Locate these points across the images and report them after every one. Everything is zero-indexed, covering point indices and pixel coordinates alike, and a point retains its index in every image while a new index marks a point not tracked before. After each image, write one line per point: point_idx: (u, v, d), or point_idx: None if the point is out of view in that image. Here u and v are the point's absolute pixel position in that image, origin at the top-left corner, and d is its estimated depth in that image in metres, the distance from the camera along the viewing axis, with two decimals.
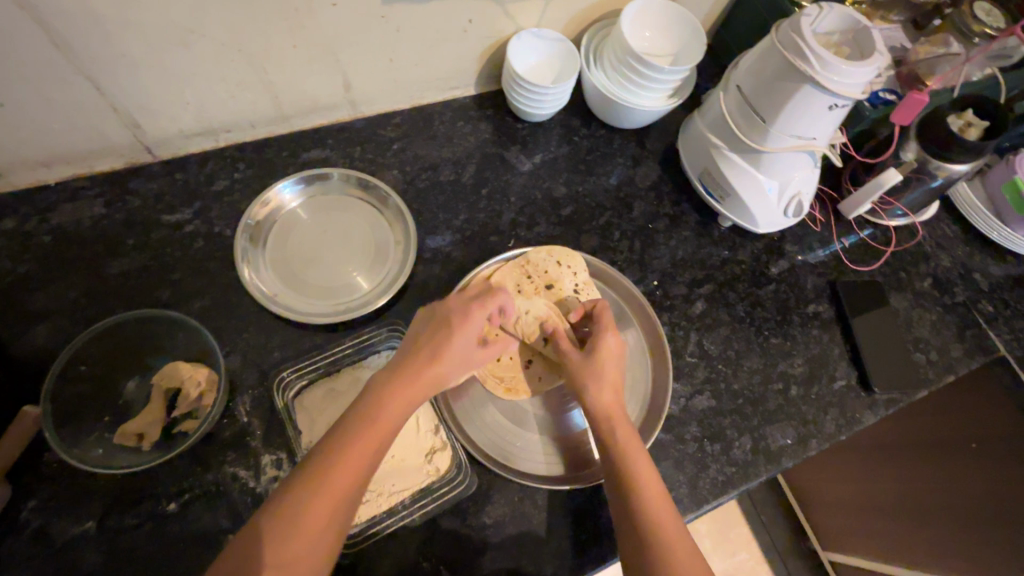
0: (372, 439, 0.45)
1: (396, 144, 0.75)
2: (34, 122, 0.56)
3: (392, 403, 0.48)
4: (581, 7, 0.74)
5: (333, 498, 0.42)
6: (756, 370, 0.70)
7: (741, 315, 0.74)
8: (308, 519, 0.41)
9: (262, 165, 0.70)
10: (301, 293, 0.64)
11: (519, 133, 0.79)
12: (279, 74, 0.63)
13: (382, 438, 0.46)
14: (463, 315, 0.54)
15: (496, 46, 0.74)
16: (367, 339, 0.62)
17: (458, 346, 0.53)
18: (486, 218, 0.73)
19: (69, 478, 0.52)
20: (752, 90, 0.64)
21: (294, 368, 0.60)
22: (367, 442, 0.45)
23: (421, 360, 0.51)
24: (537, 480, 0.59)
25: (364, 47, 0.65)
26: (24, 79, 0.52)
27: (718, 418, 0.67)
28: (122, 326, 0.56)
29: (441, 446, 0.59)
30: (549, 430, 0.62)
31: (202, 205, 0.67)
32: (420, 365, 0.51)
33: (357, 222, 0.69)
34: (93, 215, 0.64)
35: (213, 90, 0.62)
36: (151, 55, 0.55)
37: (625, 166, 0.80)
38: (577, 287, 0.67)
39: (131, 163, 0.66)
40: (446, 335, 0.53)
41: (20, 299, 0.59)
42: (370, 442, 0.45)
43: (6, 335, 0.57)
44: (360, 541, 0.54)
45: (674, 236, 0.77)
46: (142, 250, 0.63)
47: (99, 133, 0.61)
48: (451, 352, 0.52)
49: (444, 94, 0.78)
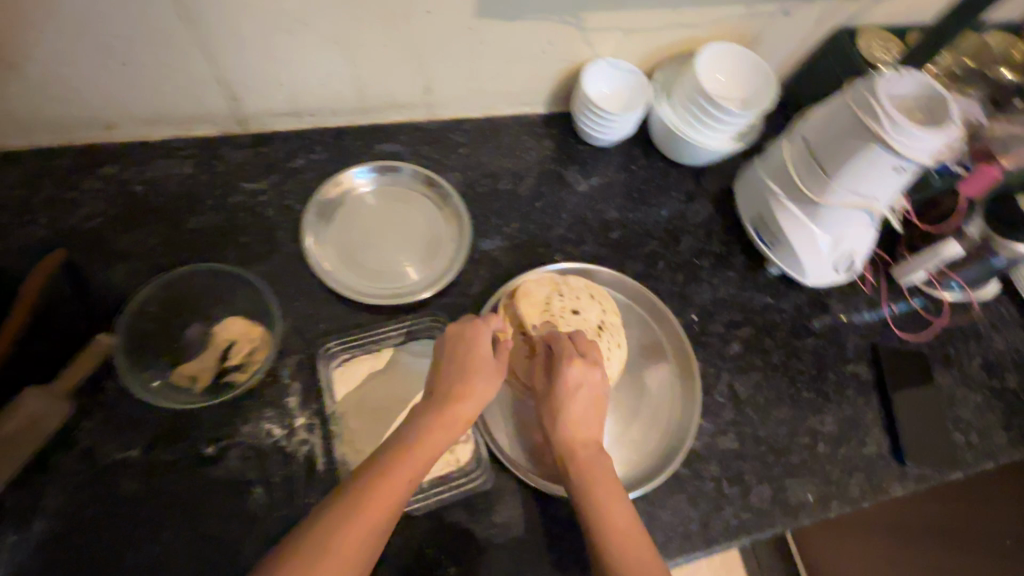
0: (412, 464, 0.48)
1: (463, 148, 0.79)
2: (150, 82, 0.62)
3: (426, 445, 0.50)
4: (659, 42, 0.76)
5: (378, 515, 0.45)
6: (784, 421, 0.69)
7: (777, 363, 0.73)
8: (357, 534, 0.44)
9: (336, 149, 0.75)
10: (354, 272, 0.67)
11: (580, 155, 0.82)
12: (369, 69, 0.68)
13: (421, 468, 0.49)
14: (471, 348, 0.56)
15: (572, 69, 0.77)
16: (409, 325, 0.65)
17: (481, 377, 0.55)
18: (537, 229, 0.75)
19: (122, 407, 0.56)
20: (817, 143, 0.65)
21: (338, 340, 0.63)
22: (407, 470, 0.48)
23: (454, 392, 0.53)
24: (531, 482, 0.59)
25: (451, 54, 0.69)
26: (150, 44, 0.58)
27: (737, 461, 0.66)
28: (192, 277, 0.63)
29: (462, 439, 0.60)
30: None
31: (278, 178, 0.72)
32: (456, 399, 0.53)
33: (415, 216, 0.73)
34: (183, 172, 0.69)
35: (307, 75, 0.67)
36: (260, 37, 0.60)
37: (679, 201, 0.82)
38: (604, 320, 0.68)
39: (222, 131, 0.72)
40: (482, 365, 0.55)
41: (106, 238, 0.64)
42: (409, 470, 0.48)
43: (89, 268, 0.62)
44: None
45: (718, 275, 0.77)
46: (219, 210, 0.68)
47: (202, 101, 0.67)
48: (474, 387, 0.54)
49: (514, 108, 0.82)
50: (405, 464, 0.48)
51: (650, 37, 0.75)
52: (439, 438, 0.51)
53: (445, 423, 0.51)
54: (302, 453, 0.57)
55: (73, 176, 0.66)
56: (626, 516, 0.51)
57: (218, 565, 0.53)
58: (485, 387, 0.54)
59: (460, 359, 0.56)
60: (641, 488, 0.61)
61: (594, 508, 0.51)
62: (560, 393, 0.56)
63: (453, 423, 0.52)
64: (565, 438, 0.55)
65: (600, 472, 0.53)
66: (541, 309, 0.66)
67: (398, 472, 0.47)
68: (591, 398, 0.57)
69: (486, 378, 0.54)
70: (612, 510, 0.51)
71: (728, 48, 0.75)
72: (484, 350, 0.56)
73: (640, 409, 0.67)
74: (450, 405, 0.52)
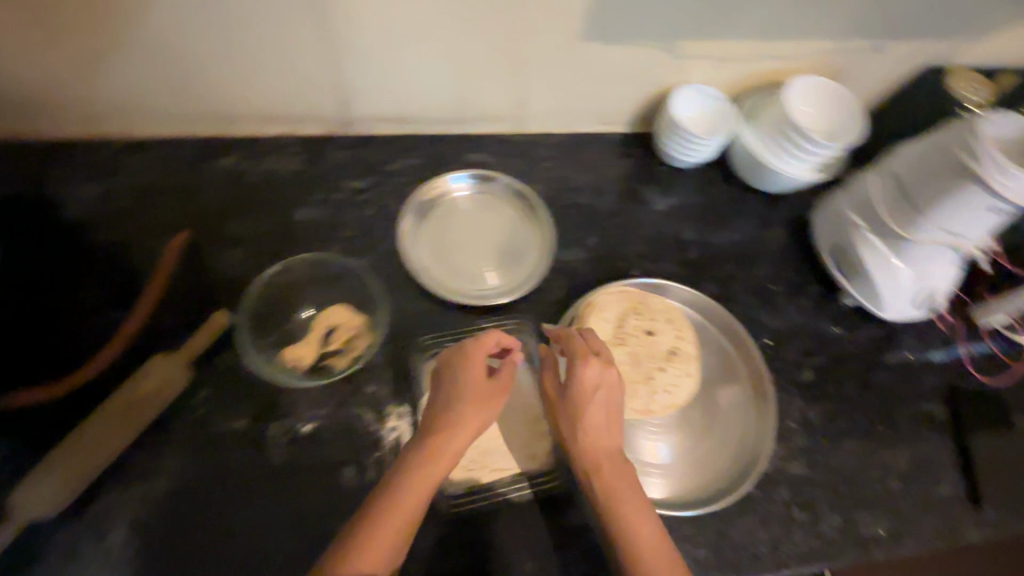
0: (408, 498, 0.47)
1: (548, 162, 0.82)
2: (277, 81, 0.68)
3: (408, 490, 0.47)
4: (748, 71, 0.78)
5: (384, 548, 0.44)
6: (856, 453, 0.69)
7: (850, 395, 0.73)
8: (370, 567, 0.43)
9: (431, 155, 0.79)
10: (443, 273, 0.71)
11: (659, 176, 0.84)
12: (471, 81, 0.72)
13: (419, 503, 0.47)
14: (459, 375, 0.55)
15: (660, 93, 0.80)
16: (495, 326, 0.68)
17: (464, 409, 0.53)
18: (616, 244, 0.77)
19: (231, 381, 0.60)
20: (909, 179, 0.65)
21: (430, 335, 0.66)
22: (408, 505, 0.47)
23: (446, 425, 0.52)
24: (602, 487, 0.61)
25: (549, 72, 0.73)
26: (286, 45, 0.63)
27: (809, 488, 0.66)
28: (300, 267, 0.68)
29: (541, 439, 0.63)
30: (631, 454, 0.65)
31: (377, 179, 0.76)
32: (447, 432, 0.52)
33: (502, 224, 0.76)
34: (292, 168, 0.74)
35: (416, 83, 0.71)
36: (383, 45, 0.65)
37: (754, 226, 0.83)
38: (677, 343, 0.69)
39: (329, 132, 0.77)
40: (469, 395, 0.54)
41: (223, 223, 0.69)
42: (395, 521, 0.46)
43: (207, 249, 0.67)
44: (463, 504, 0.59)
45: (792, 302, 0.78)
46: (323, 205, 0.73)
47: (317, 102, 0.72)
48: (457, 420, 0.52)
49: (598, 126, 0.85)
50: (403, 498, 0.47)
51: (740, 66, 0.77)
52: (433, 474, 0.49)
53: (437, 458, 0.50)
54: (392, 439, 0.60)
55: (196, 164, 0.72)
56: (650, 527, 0.50)
57: (311, 536, 0.56)
58: (474, 417, 0.53)
59: (453, 388, 0.55)
60: (707, 509, 0.61)
61: (612, 516, 0.51)
62: (575, 396, 0.56)
63: (440, 458, 0.50)
64: (580, 444, 0.54)
65: (620, 479, 0.53)
66: (614, 327, 0.68)
67: (399, 504, 0.47)
68: (607, 403, 0.56)
69: (474, 408, 0.53)
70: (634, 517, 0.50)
71: (816, 82, 0.76)
72: (474, 378, 0.55)
73: (712, 427, 0.68)
74: (442, 439, 0.51)
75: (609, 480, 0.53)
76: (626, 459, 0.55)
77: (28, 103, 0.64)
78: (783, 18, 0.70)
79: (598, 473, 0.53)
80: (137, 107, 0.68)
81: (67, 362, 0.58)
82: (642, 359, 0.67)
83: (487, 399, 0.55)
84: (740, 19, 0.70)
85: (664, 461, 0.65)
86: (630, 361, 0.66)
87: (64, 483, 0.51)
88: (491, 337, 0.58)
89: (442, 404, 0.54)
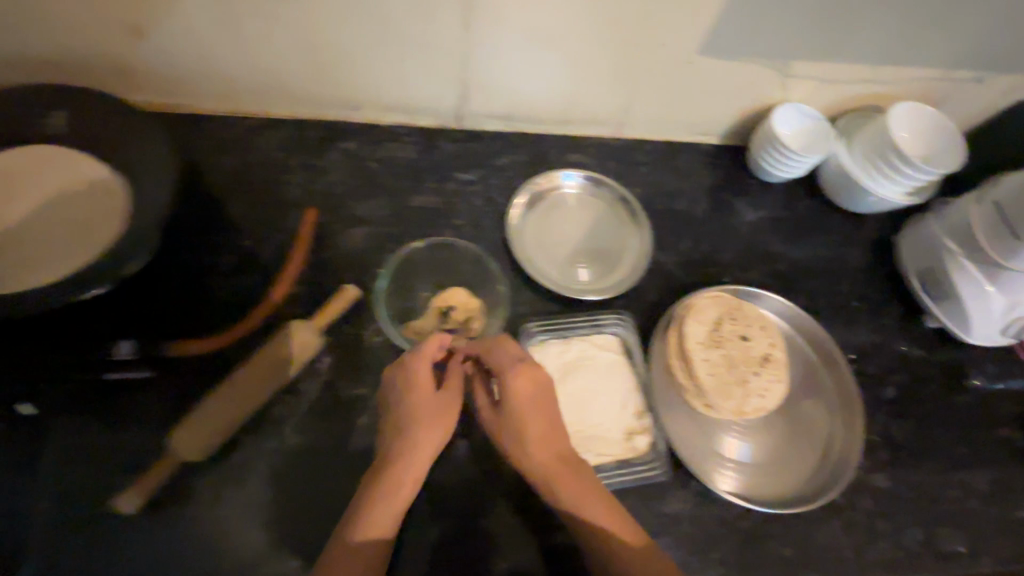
0: (384, 498, 0.52)
1: (644, 168, 0.85)
2: (408, 74, 0.72)
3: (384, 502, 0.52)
4: (848, 95, 0.81)
5: (381, 529, 0.51)
6: (937, 470, 0.71)
7: (932, 415, 0.74)
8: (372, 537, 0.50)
9: (534, 154, 0.83)
10: (547, 264, 0.75)
11: (749, 188, 0.87)
12: (585, 86, 0.76)
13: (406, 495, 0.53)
14: (404, 391, 0.57)
15: (759, 109, 0.83)
16: (600, 319, 0.71)
17: (418, 422, 0.55)
18: (708, 251, 0.81)
19: (357, 351, 0.65)
20: (1014, 209, 0.68)
21: (539, 322, 0.70)
22: (390, 500, 0.52)
23: (402, 441, 0.55)
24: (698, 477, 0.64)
25: (659, 82, 0.76)
26: (426, 42, 0.67)
27: (891, 501, 0.68)
28: (420, 250, 0.71)
29: (640, 430, 0.65)
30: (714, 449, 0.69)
31: (485, 173, 0.80)
32: (404, 449, 0.54)
33: (601, 224, 0.79)
34: (407, 156, 0.79)
35: (534, 85, 0.75)
36: (514, 47, 0.69)
37: (840, 244, 0.85)
38: (771, 350, 0.71)
39: (441, 124, 0.81)
40: (421, 414, 0.56)
41: (345, 204, 0.74)
42: (378, 527, 0.51)
43: (331, 227, 0.72)
44: None
45: (876, 320, 0.80)
46: (436, 194, 0.77)
47: (438, 97, 0.76)
48: (416, 436, 0.55)
49: (693, 137, 0.87)
50: (386, 493, 0.52)
51: (841, 89, 0.80)
52: (410, 477, 0.53)
53: (406, 464, 0.53)
54: None
55: (320, 147, 0.76)
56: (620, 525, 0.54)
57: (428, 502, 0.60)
58: (430, 435, 0.55)
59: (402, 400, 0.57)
60: (800, 510, 0.63)
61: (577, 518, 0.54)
62: (517, 410, 0.57)
63: (404, 473, 0.53)
64: (533, 456, 0.56)
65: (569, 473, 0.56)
66: (711, 329, 0.71)
67: (383, 501, 0.52)
68: (542, 411, 0.58)
69: (430, 428, 0.55)
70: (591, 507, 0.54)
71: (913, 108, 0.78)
72: (422, 396, 0.57)
73: (798, 433, 0.71)
74: (404, 449, 0.54)
75: (568, 486, 0.55)
76: (581, 463, 0.57)
77: (179, 80, 0.69)
78: (895, 45, 0.72)
79: (555, 478, 0.55)
80: (275, 90, 0.72)
81: (212, 322, 0.63)
82: (738, 362, 0.70)
83: (434, 411, 0.56)
84: (853, 45, 0.72)
85: (743, 458, 0.68)
86: (726, 363, 0.69)
87: (217, 429, 0.56)
88: (433, 344, 0.58)
89: (395, 419, 0.56)
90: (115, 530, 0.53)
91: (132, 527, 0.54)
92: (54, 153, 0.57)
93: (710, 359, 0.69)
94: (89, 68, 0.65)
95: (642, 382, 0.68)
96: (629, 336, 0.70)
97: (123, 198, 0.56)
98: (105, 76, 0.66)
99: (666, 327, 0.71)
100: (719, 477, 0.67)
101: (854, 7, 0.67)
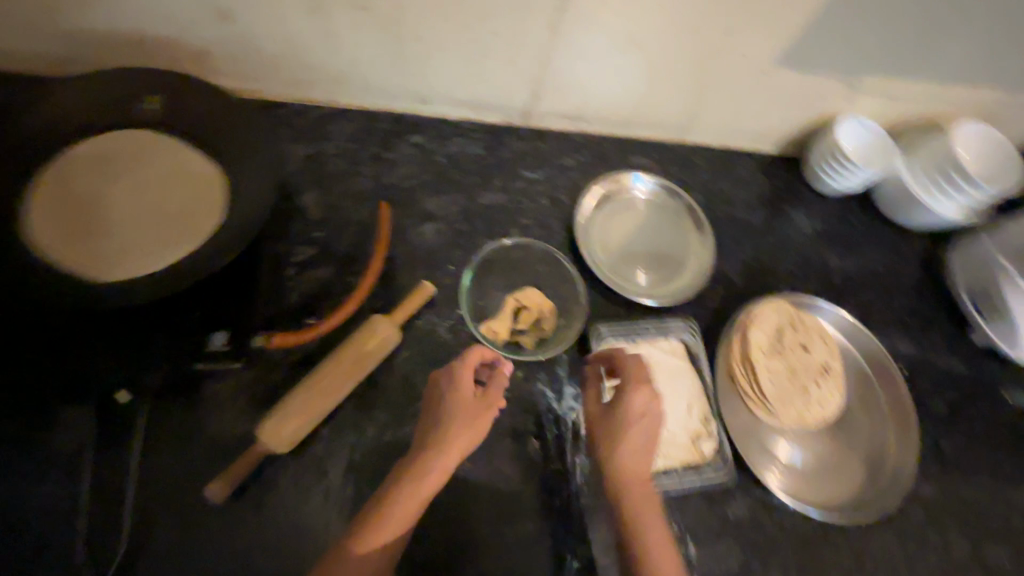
0: (397, 507, 0.50)
1: (705, 174, 0.86)
2: (487, 72, 0.71)
3: (408, 495, 0.50)
4: (911, 112, 0.82)
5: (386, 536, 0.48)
6: (983, 484, 0.73)
7: (979, 430, 0.76)
8: (377, 547, 0.48)
9: (599, 155, 0.83)
10: (614, 268, 0.75)
11: (805, 199, 0.88)
12: (659, 91, 0.76)
13: (417, 506, 0.50)
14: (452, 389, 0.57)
15: (822, 122, 0.83)
16: (667, 324, 0.72)
17: (455, 420, 0.54)
18: (767, 261, 0.82)
19: (433, 348, 0.66)
20: None
21: (608, 325, 0.70)
22: (403, 509, 0.50)
23: (438, 435, 0.53)
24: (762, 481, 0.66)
25: (732, 91, 0.77)
26: (511, 43, 0.67)
27: (940, 512, 0.70)
28: (492, 251, 0.73)
29: (706, 435, 0.66)
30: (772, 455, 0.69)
31: (552, 173, 0.80)
32: (436, 444, 0.53)
33: (666, 229, 0.80)
34: (476, 153, 0.79)
35: (609, 88, 0.75)
36: (597, 51, 0.69)
37: (892, 258, 0.87)
38: (830, 361, 0.73)
39: (509, 122, 0.81)
40: (459, 413, 0.55)
41: (417, 199, 0.74)
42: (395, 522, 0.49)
43: (404, 222, 0.72)
44: None
45: (927, 335, 0.82)
46: (504, 193, 0.77)
47: (512, 95, 0.76)
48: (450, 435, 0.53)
49: (753, 146, 0.88)
50: (401, 502, 0.50)
51: (907, 105, 0.80)
52: (425, 488, 0.51)
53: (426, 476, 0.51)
54: (571, 418, 0.65)
55: (391, 139, 0.76)
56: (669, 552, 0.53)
57: (503, 498, 0.61)
58: (467, 433, 0.54)
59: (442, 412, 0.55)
60: (859, 518, 0.65)
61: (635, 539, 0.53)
62: (617, 420, 0.57)
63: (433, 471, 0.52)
64: (618, 467, 0.56)
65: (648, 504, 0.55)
66: (774, 338, 0.72)
67: (397, 510, 0.50)
68: (648, 434, 0.57)
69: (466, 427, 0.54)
70: (654, 541, 0.53)
71: (963, 131, 0.78)
72: (462, 394, 0.56)
73: (855, 442, 0.72)
74: (427, 460, 0.52)
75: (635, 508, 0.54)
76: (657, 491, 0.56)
77: (258, 66, 0.68)
78: (968, 66, 0.73)
79: (631, 498, 0.55)
80: (351, 80, 0.71)
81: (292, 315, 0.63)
82: (799, 372, 0.71)
83: (472, 410, 0.55)
84: (927, 65, 0.73)
85: (797, 463, 0.69)
86: (788, 373, 0.71)
87: (300, 420, 0.55)
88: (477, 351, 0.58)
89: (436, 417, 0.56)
90: (205, 516, 0.54)
91: (220, 513, 0.54)
92: (162, 145, 0.57)
93: (773, 368, 0.70)
94: (171, 49, 0.64)
95: (707, 388, 0.69)
96: (695, 343, 0.71)
97: (220, 193, 0.56)
98: (186, 59, 0.65)
99: (730, 335, 0.72)
100: (780, 484, 0.68)
101: (936, 27, 0.68)
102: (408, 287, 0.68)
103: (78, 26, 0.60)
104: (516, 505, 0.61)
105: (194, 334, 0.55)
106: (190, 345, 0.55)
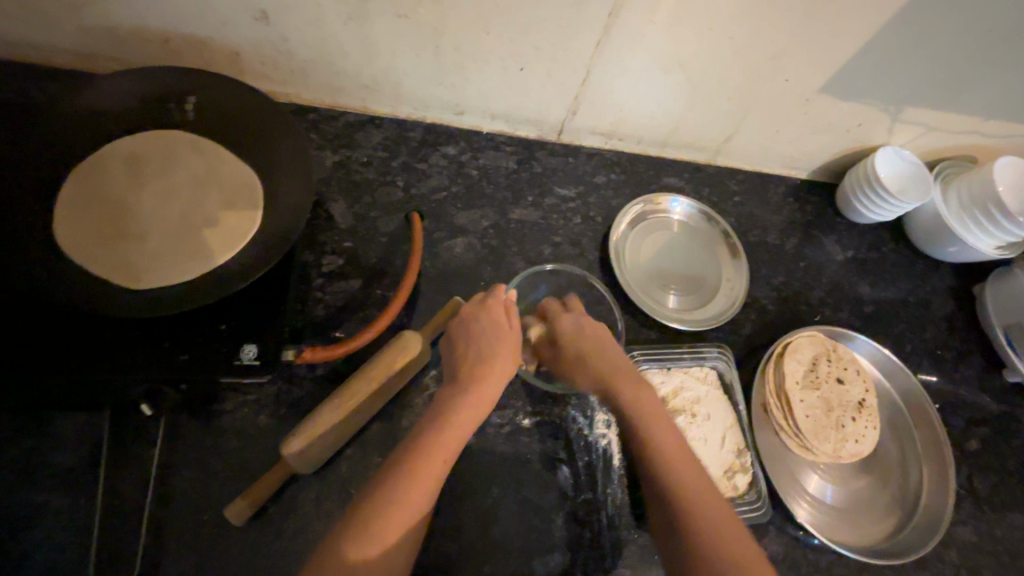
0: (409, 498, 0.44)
1: (737, 197, 0.85)
2: (525, 86, 0.70)
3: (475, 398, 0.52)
4: (947, 143, 0.81)
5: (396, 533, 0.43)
6: (1019, 527, 0.71)
7: (1013, 470, 0.75)
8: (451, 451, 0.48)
9: (631, 174, 0.81)
10: (646, 289, 0.74)
11: (837, 226, 0.87)
12: (697, 113, 0.75)
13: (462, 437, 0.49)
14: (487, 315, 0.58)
15: (858, 150, 0.82)
16: (701, 350, 0.70)
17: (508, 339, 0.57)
18: (799, 287, 0.80)
19: None
20: None
21: (642, 350, 0.68)
22: (435, 473, 0.46)
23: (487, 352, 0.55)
24: (796, 517, 0.63)
25: (772, 116, 0.75)
26: (553, 59, 0.65)
27: (975, 554, 0.68)
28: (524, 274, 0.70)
29: (740, 469, 0.64)
30: (804, 489, 0.67)
31: (584, 190, 0.79)
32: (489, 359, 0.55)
33: (699, 253, 0.79)
34: (508, 166, 0.77)
35: (648, 107, 0.74)
36: (639, 70, 0.67)
37: (924, 290, 0.85)
38: (865, 395, 0.71)
39: (542, 137, 0.79)
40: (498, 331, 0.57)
41: (447, 211, 0.72)
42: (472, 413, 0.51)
43: (434, 235, 0.70)
44: None
45: (958, 370, 0.80)
46: (536, 208, 0.76)
47: (548, 110, 0.74)
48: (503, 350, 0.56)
49: (786, 171, 0.87)
50: (432, 468, 0.46)
51: (945, 137, 0.79)
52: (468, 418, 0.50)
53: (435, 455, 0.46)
54: (602, 445, 0.63)
55: (422, 149, 0.74)
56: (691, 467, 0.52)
57: (532, 528, 0.58)
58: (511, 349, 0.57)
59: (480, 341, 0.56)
60: (895, 561, 0.63)
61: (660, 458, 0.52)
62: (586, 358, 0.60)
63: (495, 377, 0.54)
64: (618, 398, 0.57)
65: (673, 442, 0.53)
66: (809, 371, 0.70)
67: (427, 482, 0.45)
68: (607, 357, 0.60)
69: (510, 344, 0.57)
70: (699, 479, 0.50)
71: (1001, 165, 0.76)
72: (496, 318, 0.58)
73: (886, 481, 0.70)
74: (462, 398, 0.51)
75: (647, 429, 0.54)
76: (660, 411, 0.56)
77: (294, 71, 0.66)
78: (1012, 101, 0.72)
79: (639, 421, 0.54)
80: (385, 87, 0.70)
81: (319, 329, 0.61)
82: (834, 406, 0.70)
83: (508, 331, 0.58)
84: (970, 98, 0.72)
85: (830, 499, 0.67)
86: (824, 406, 0.69)
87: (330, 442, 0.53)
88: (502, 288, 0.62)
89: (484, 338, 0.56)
90: (220, 538, 0.51)
91: (236, 537, 0.51)
92: (206, 151, 0.56)
93: (809, 402, 0.69)
94: (206, 51, 0.62)
95: (741, 417, 0.67)
96: (729, 372, 0.69)
97: (254, 212, 0.54)
98: (217, 60, 0.63)
99: (765, 367, 0.70)
100: (814, 520, 0.65)
101: (983, 63, 0.67)
102: (438, 302, 0.66)
103: (110, 24, 0.58)
104: (545, 536, 0.58)
105: (220, 348, 0.49)
106: (217, 360, 0.49)
